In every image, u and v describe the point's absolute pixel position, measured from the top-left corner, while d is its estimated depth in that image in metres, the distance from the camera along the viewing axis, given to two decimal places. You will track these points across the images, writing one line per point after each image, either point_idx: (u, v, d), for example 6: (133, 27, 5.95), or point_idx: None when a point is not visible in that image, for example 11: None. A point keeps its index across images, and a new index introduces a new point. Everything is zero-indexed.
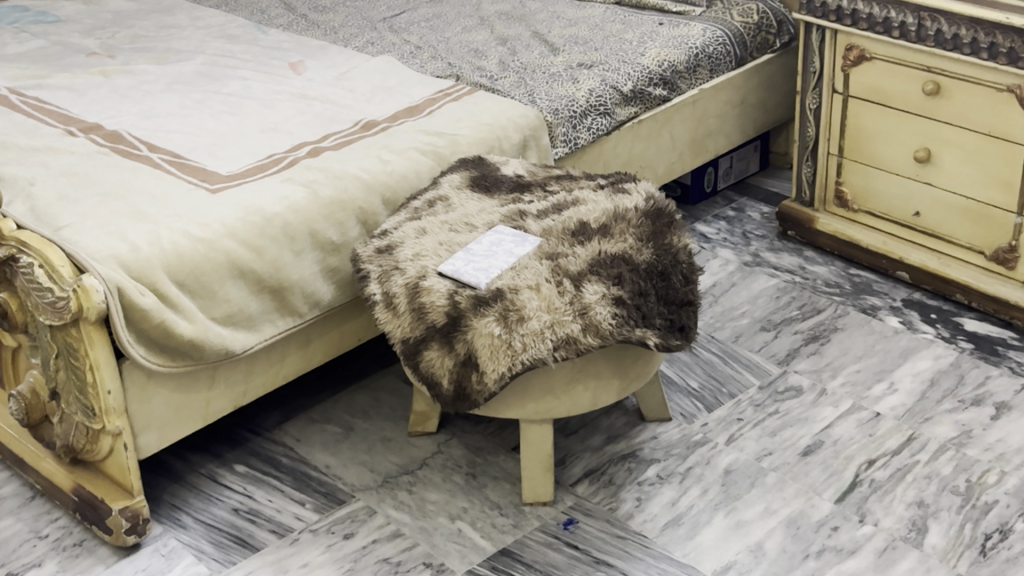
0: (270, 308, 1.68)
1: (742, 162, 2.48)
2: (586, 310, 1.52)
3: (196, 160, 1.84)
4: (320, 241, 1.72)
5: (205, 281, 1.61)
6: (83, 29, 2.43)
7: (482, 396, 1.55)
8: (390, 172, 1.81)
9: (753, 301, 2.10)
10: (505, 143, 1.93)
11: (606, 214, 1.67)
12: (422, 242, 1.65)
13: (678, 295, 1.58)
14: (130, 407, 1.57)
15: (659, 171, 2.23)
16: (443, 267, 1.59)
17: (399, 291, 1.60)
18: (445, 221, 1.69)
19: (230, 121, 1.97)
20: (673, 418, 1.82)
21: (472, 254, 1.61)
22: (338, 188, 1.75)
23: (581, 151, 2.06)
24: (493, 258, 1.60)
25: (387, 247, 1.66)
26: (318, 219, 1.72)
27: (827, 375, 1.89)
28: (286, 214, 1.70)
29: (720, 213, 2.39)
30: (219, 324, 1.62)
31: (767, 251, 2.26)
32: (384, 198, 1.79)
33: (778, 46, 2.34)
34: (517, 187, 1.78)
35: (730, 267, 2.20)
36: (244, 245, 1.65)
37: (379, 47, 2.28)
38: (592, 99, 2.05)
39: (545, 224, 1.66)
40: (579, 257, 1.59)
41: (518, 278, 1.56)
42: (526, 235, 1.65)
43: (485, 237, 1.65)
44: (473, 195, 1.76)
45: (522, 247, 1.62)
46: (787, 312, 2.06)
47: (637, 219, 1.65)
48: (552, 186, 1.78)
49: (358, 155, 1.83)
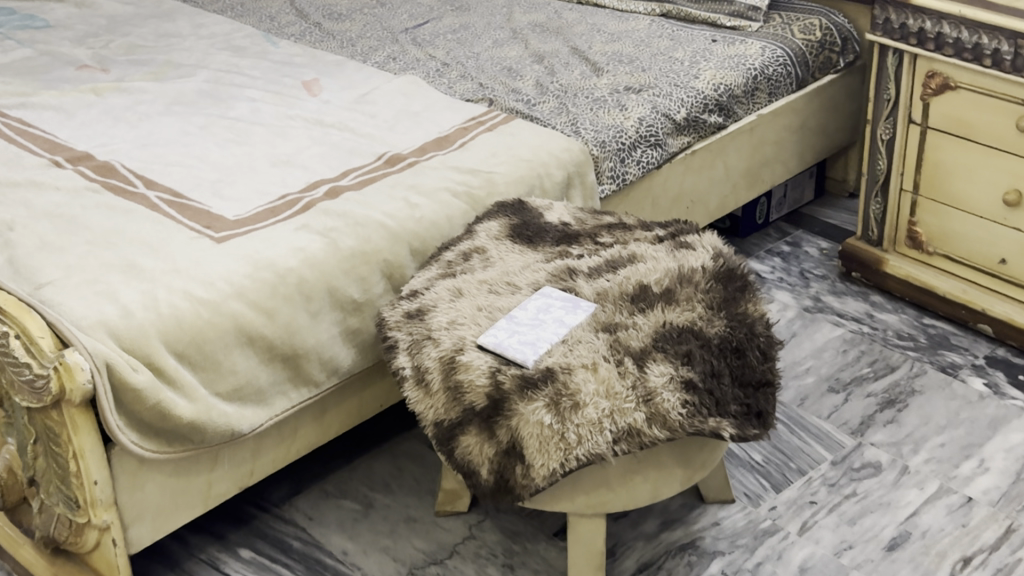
0: (281, 379, 1.46)
1: (797, 191, 2.27)
2: (651, 396, 1.30)
3: (198, 201, 1.63)
4: (340, 299, 1.50)
5: (209, 351, 1.39)
6: (74, 36, 2.20)
7: (527, 492, 1.33)
8: (419, 219, 1.59)
9: (818, 355, 1.89)
10: (548, 182, 1.70)
11: (669, 276, 1.45)
12: (459, 307, 1.43)
13: (756, 375, 1.37)
14: (121, 497, 1.36)
15: (712, 205, 2.00)
16: (483, 339, 1.38)
17: (432, 364, 1.38)
18: (483, 281, 1.47)
19: (237, 152, 1.75)
20: (736, 500, 1.61)
21: (517, 322, 1.39)
22: (360, 237, 1.54)
23: (629, 187, 1.84)
24: (541, 329, 1.38)
25: (417, 311, 1.44)
26: (337, 275, 1.50)
27: (909, 449, 1.68)
28: (301, 269, 1.48)
29: (774, 248, 2.18)
30: (223, 400, 1.41)
31: (829, 295, 2.04)
32: (412, 248, 1.57)
33: (842, 66, 2.12)
34: (563, 237, 1.56)
35: (789, 313, 1.99)
36: (253, 307, 1.43)
37: (402, 64, 2.06)
38: (642, 129, 1.83)
39: (599, 287, 1.45)
40: (642, 332, 1.37)
41: (571, 356, 1.35)
42: (578, 299, 1.43)
43: (530, 301, 1.43)
44: (514, 246, 1.55)
45: (573, 316, 1.40)
46: (857, 370, 1.85)
47: (706, 283, 1.44)
48: (604, 238, 1.56)
49: (382, 199, 1.61)
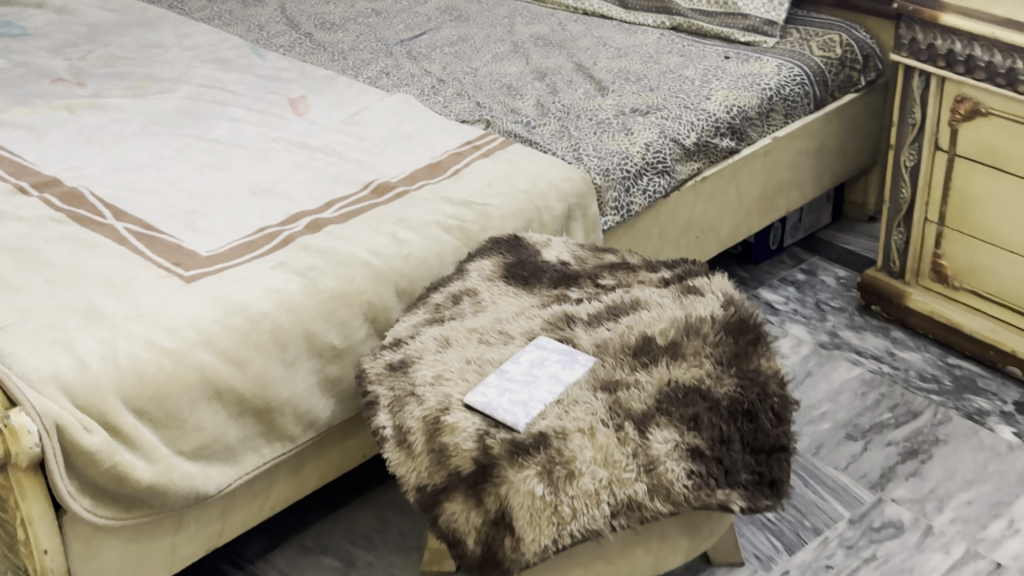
0: (253, 434, 1.35)
1: (814, 214, 2.14)
2: (654, 465, 1.19)
3: (170, 233, 1.51)
4: (318, 346, 1.38)
5: (172, 407, 1.28)
6: (51, 46, 2.09)
7: (517, 566, 1.19)
8: (406, 256, 1.47)
9: (835, 398, 1.77)
10: (547, 215, 1.58)
11: (676, 327, 1.33)
12: (445, 359, 1.31)
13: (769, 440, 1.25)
14: (74, 566, 1.25)
15: (724, 234, 1.88)
16: (471, 398, 1.26)
17: (415, 424, 1.27)
18: (473, 329, 1.36)
19: (214, 178, 1.63)
20: (746, 562, 1.49)
21: (509, 379, 1.28)
22: (341, 277, 1.42)
23: (635, 218, 1.71)
24: (534, 388, 1.26)
25: (401, 363, 1.32)
26: (316, 320, 1.38)
27: (933, 507, 1.56)
28: (276, 314, 1.36)
29: (788, 276, 2.05)
30: (188, 459, 1.29)
31: (847, 329, 1.92)
32: (398, 288, 1.45)
33: (863, 85, 1.99)
34: (562, 278, 1.44)
35: (804, 350, 1.87)
36: (221, 357, 1.32)
37: (395, 79, 1.94)
38: (649, 155, 1.70)
39: (599, 338, 1.33)
40: (645, 392, 1.25)
41: (567, 419, 1.23)
42: (576, 352, 1.31)
43: (525, 353, 1.31)
44: (508, 288, 1.43)
45: (570, 372, 1.28)
46: (876, 415, 1.73)
47: (715, 336, 1.32)
48: (606, 279, 1.44)
49: (367, 233, 1.49)
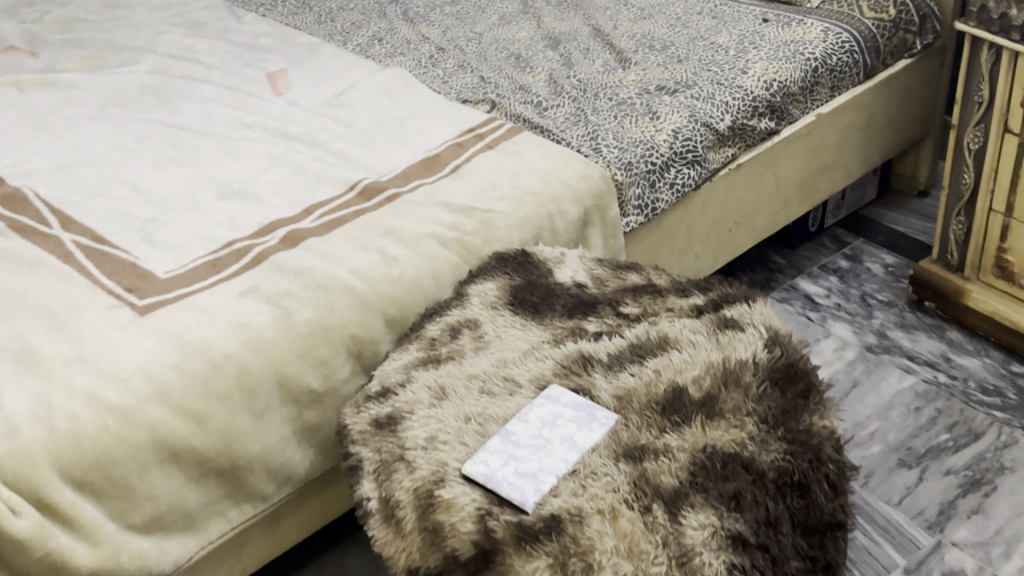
0: (218, 496, 1.16)
1: (858, 190, 1.92)
2: (687, 558, 0.98)
3: (124, 247, 1.30)
4: (292, 391, 1.18)
5: (119, 475, 1.08)
6: (4, 7, 1.87)
7: None
8: (395, 278, 1.26)
9: (884, 415, 1.57)
10: (560, 221, 1.37)
11: (712, 376, 1.13)
12: (440, 415, 1.11)
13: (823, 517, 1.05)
14: None
15: (760, 224, 1.66)
16: (471, 468, 1.06)
17: (405, 498, 1.07)
18: (472, 374, 1.15)
19: (177, 175, 1.42)
20: None
21: (515, 442, 1.08)
22: (320, 307, 1.22)
23: (662, 215, 1.50)
24: (544, 457, 1.07)
25: (388, 418, 1.12)
26: (290, 360, 1.18)
27: (1000, 553, 1.37)
28: (242, 355, 1.16)
29: (830, 263, 1.84)
30: (140, 532, 1.11)
31: (897, 328, 1.72)
32: (387, 317, 1.25)
33: (919, 49, 1.75)
34: (577, 306, 1.24)
35: (849, 354, 1.67)
36: (177, 412, 1.12)
37: (388, 48, 1.72)
38: (677, 144, 1.48)
39: (621, 387, 1.13)
40: (677, 463, 1.05)
41: (584, 498, 1.03)
42: (595, 406, 1.11)
43: (534, 408, 1.11)
44: (514, 319, 1.22)
45: (586, 434, 1.08)
46: (932, 437, 1.54)
47: (759, 388, 1.11)
48: (629, 307, 1.23)
49: (351, 249, 1.28)
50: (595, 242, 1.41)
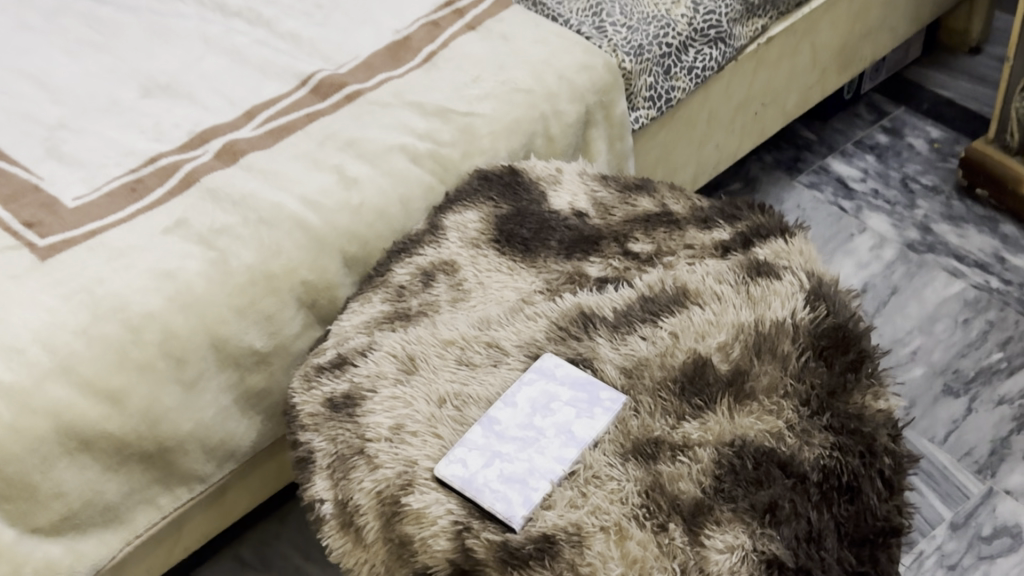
0: (146, 482, 0.96)
1: (901, 50, 1.69)
2: None
3: (24, 164, 1.06)
4: (231, 354, 0.98)
5: (16, 475, 0.87)
6: None
7: None
8: (356, 208, 1.03)
9: (928, 329, 1.37)
10: (556, 124, 1.14)
11: (741, 346, 0.92)
12: (409, 397, 0.90)
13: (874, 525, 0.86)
14: None
15: (791, 102, 1.43)
16: (445, 471, 0.86)
17: (365, 502, 0.87)
18: (448, 340, 0.94)
19: (95, 65, 1.18)
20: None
21: (499, 435, 0.88)
22: (263, 247, 0.99)
23: (679, 105, 1.26)
24: (535, 456, 0.87)
25: (344, 397, 0.92)
26: (227, 317, 0.97)
27: None
28: (167, 315, 0.94)
29: (867, 138, 1.62)
30: (49, 536, 0.91)
31: (942, 221, 1.50)
32: (346, 256, 1.03)
33: None
34: (577, 242, 1.02)
35: (887, 253, 1.46)
36: (86, 392, 0.90)
37: None
38: (698, 18, 1.22)
39: (630, 356, 0.93)
40: (699, 465, 0.86)
41: (586, 511, 0.83)
42: (597, 384, 0.91)
43: (523, 388, 0.91)
44: (501, 262, 1.01)
45: (586, 423, 0.88)
46: (982, 357, 1.34)
47: (800, 360, 0.91)
48: (639, 244, 1.02)
49: (301, 168, 1.05)
50: (598, 150, 1.19)
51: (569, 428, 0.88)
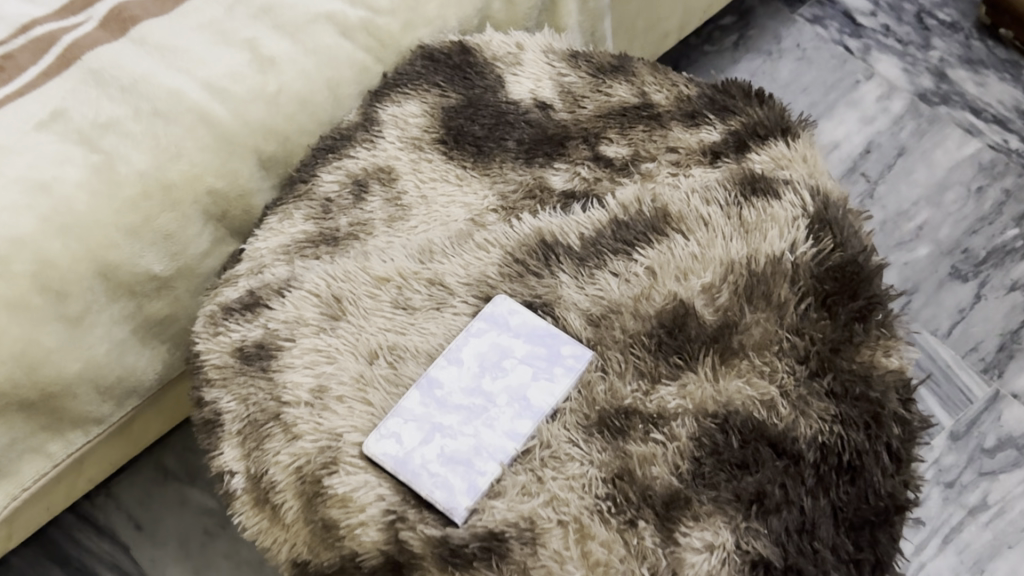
0: (30, 430, 0.82)
1: None
2: None
3: None
4: (124, 281, 0.82)
5: None
6: None
7: None
8: (272, 96, 0.86)
9: (938, 198, 1.22)
10: None
11: (730, 290, 0.77)
12: (333, 351, 0.76)
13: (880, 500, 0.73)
14: None
15: None
16: (376, 448, 0.72)
17: (282, 479, 0.74)
18: (382, 277, 0.79)
19: None
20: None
21: (441, 403, 0.74)
22: (160, 149, 0.82)
23: None
24: (483, 429, 0.74)
25: (257, 348, 0.77)
26: (118, 240, 0.80)
27: None
28: (40, 240, 0.76)
29: None
30: None
31: (959, 66, 1.33)
32: (262, 156, 0.87)
33: None
34: (538, 144, 0.86)
35: (896, 107, 1.29)
36: None
37: None
38: None
39: (598, 297, 0.78)
40: (676, 445, 0.72)
41: (541, 502, 0.70)
42: (559, 337, 0.76)
43: (471, 341, 0.76)
44: (447, 168, 0.85)
45: (544, 389, 0.74)
46: (996, 233, 1.20)
47: (801, 309, 0.76)
48: (613, 148, 0.86)
49: (206, 42, 0.85)
50: (569, 24, 1.03)
51: (523, 393, 0.75)
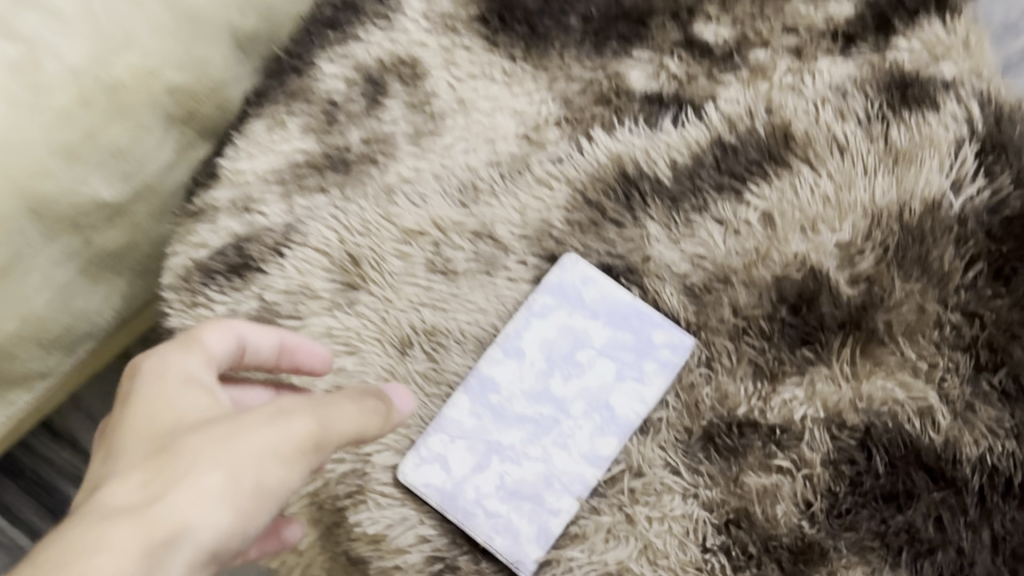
0: None
1: None
2: None
3: None
4: (63, 215, 0.59)
5: None
6: None
7: None
8: None
9: None
10: None
11: (875, 253, 0.58)
12: (354, 338, 0.57)
13: None
14: None
15: None
16: (416, 479, 0.56)
17: (294, 504, 0.56)
18: (412, 229, 0.59)
19: None
20: None
21: (499, 413, 0.58)
22: (98, 32, 0.58)
23: None
24: (553, 450, 0.58)
25: (250, 327, 0.57)
26: (50, 163, 0.57)
27: None
28: None
29: None
30: None
31: None
32: (240, 36, 0.65)
33: None
34: (611, 21, 0.65)
35: None
36: None
37: None
38: None
39: (696, 259, 0.59)
40: (803, 472, 0.56)
41: (631, 554, 0.54)
42: (653, 319, 0.58)
43: (533, 326, 0.59)
44: (496, 61, 0.64)
45: (631, 394, 0.58)
46: None
47: (970, 276, 0.58)
48: (709, 32, 0.65)
49: None
50: None
51: (604, 399, 0.59)
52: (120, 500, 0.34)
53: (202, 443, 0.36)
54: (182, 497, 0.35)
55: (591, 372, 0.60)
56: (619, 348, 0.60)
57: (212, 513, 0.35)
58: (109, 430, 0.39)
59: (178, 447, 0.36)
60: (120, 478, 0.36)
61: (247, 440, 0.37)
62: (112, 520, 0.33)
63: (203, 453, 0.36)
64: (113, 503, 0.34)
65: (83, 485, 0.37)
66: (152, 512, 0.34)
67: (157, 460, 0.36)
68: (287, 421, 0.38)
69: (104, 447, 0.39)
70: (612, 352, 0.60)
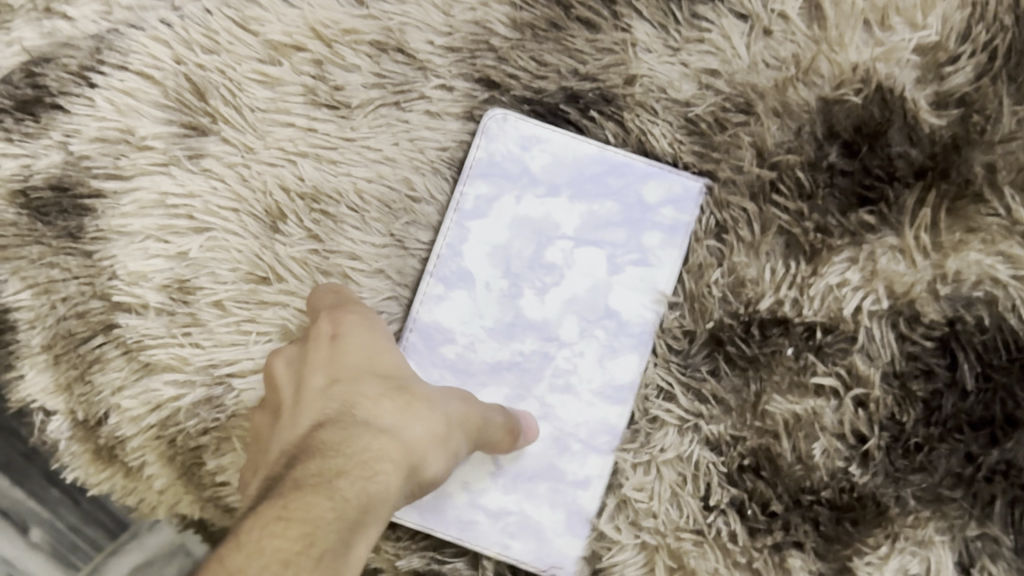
0: None
1: None
2: None
3: None
4: None
5: None
6: None
7: None
8: None
9: None
10: None
11: (976, 61, 0.37)
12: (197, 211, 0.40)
13: None
14: None
15: None
16: None
17: (134, 437, 0.41)
18: (281, 42, 0.41)
19: None
20: None
21: (462, 369, 0.41)
22: None
23: None
24: (554, 399, 0.41)
25: (54, 195, 0.41)
26: None
27: None
28: None
29: None
30: None
31: None
32: None
33: None
34: None
35: None
36: None
37: None
38: None
39: (698, 74, 0.40)
40: (855, 394, 0.37)
41: (603, 515, 0.40)
42: (643, 178, 0.41)
43: (473, 234, 0.41)
44: None
45: (636, 286, 0.41)
46: None
47: None
48: None
49: None
50: None
51: (601, 305, 0.41)
52: (377, 419, 0.30)
53: (425, 393, 0.33)
54: (429, 434, 0.31)
55: (572, 272, 0.41)
56: (600, 226, 0.41)
57: (426, 458, 0.31)
58: (287, 371, 0.34)
59: (409, 385, 0.33)
60: (362, 405, 0.31)
61: (445, 410, 0.34)
62: (377, 436, 0.29)
63: (435, 403, 0.33)
64: (374, 422, 0.30)
65: (289, 410, 0.31)
66: (399, 436, 0.30)
67: (403, 392, 0.32)
68: (470, 411, 0.35)
69: (301, 375, 0.33)
70: (593, 234, 0.41)
